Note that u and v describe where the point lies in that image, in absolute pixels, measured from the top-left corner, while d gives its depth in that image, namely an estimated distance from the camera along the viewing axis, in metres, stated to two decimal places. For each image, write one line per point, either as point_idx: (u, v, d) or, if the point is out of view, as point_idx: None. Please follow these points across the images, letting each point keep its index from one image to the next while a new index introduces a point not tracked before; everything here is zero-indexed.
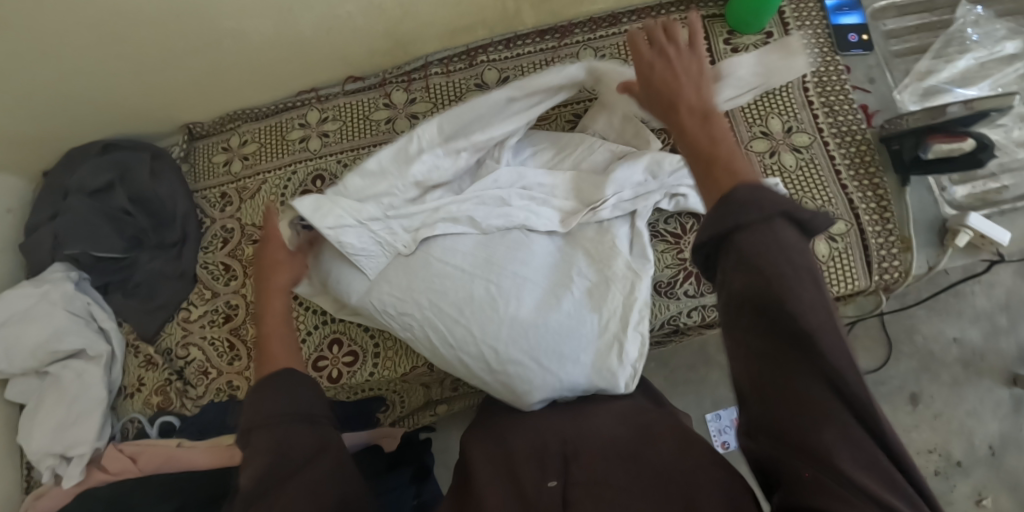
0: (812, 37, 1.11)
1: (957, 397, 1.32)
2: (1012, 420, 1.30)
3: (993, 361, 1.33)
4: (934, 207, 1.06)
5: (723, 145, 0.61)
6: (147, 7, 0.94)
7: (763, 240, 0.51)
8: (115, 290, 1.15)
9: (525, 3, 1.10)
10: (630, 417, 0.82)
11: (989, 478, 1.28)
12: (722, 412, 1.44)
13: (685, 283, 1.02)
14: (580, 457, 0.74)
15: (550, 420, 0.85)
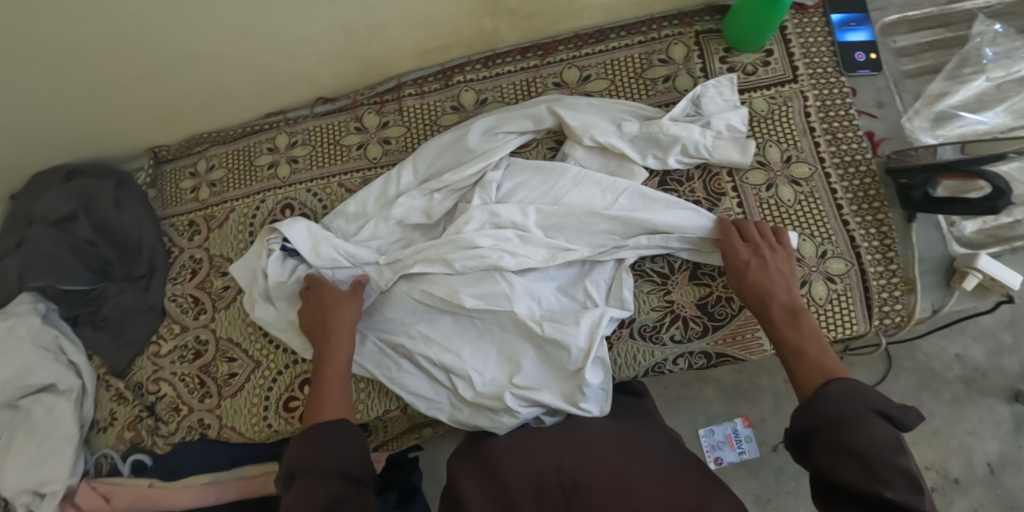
0: (816, 55, 1.03)
1: (957, 415, 1.22)
2: (1012, 439, 1.20)
3: (995, 379, 1.22)
4: (942, 245, 0.99)
5: (813, 343, 0.80)
6: (94, 37, 0.88)
7: (858, 437, 0.67)
8: (84, 325, 1.11)
9: (504, 22, 1.01)
10: (628, 445, 0.83)
11: (985, 498, 1.19)
12: (717, 428, 1.32)
13: (672, 327, 0.96)
14: (579, 488, 0.74)
15: (546, 445, 0.84)
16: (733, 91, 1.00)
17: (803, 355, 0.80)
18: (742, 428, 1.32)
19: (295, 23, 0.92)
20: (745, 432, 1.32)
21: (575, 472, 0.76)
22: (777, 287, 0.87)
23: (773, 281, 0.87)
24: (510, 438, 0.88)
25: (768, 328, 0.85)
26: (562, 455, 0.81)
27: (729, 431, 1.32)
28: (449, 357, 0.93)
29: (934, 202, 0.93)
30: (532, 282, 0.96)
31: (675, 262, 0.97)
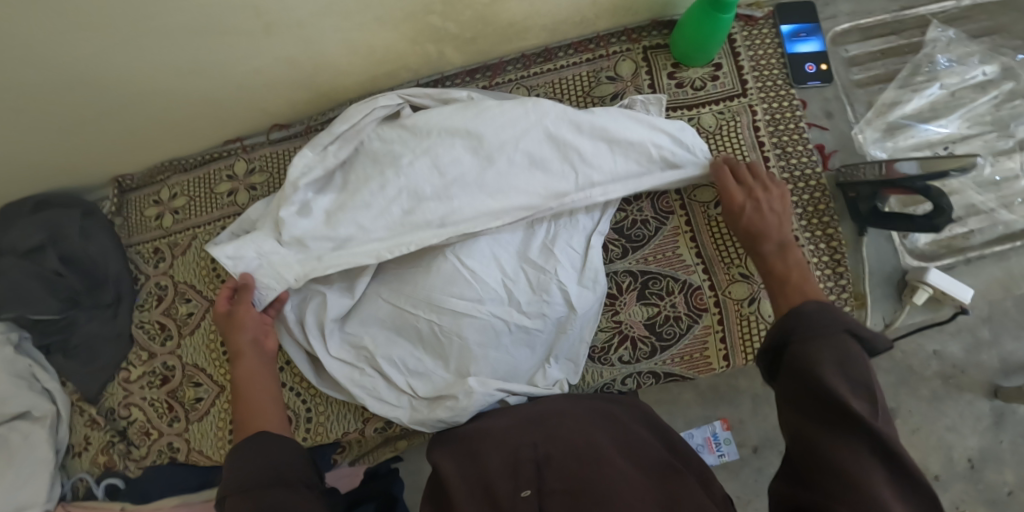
0: (766, 68, 1.02)
1: (936, 412, 1.17)
2: (992, 435, 1.16)
3: (975, 374, 1.18)
4: (894, 258, 0.98)
5: (808, 287, 0.79)
6: (43, 78, 0.90)
7: (831, 339, 0.69)
8: (55, 354, 1.13)
9: (449, 46, 1.01)
10: (601, 418, 0.87)
11: (966, 494, 1.15)
12: (696, 432, 1.30)
13: (620, 348, 0.97)
14: (552, 464, 0.79)
15: (522, 426, 0.86)
16: (661, 109, 0.99)
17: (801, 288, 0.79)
18: (720, 431, 1.30)
19: (239, 58, 0.94)
20: (724, 435, 1.29)
21: (550, 448, 0.81)
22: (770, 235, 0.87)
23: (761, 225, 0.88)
24: (486, 421, 0.89)
25: (758, 261, 0.86)
26: (537, 429, 0.85)
27: (708, 435, 1.30)
28: (413, 361, 0.97)
29: (882, 217, 0.92)
30: (488, 267, 0.95)
31: (623, 282, 0.98)
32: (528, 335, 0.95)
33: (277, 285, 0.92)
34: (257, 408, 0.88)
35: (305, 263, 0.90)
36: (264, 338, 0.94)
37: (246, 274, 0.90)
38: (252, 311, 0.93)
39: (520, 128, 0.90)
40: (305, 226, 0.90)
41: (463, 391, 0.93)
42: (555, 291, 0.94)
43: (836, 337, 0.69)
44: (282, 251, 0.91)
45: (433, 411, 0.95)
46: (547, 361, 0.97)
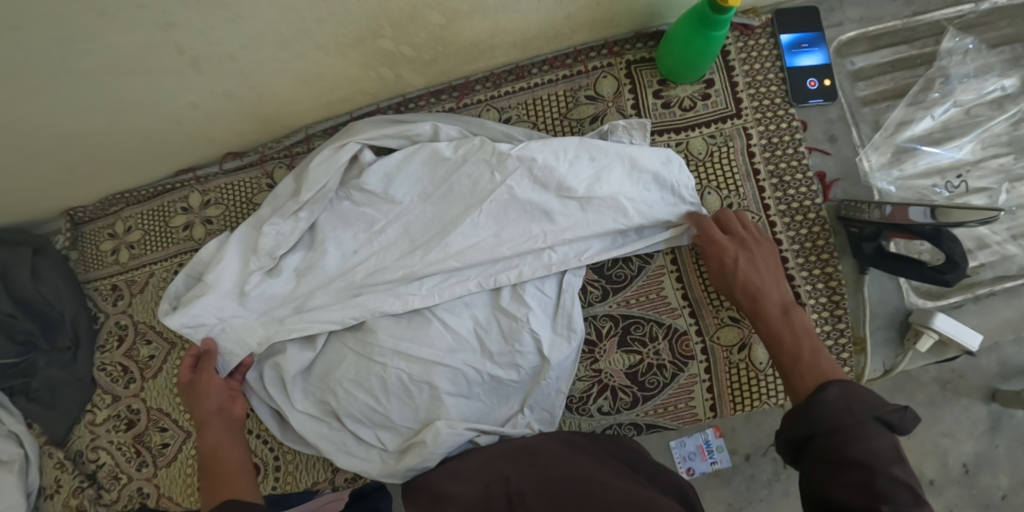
0: (763, 85, 0.92)
1: (934, 418, 1.14)
2: (987, 439, 1.13)
3: (972, 379, 1.14)
4: (896, 297, 0.90)
5: (813, 352, 0.76)
6: None
7: (859, 434, 0.63)
8: (19, 397, 1.07)
9: (406, 68, 0.91)
10: (573, 449, 0.81)
11: (960, 498, 1.13)
12: (688, 439, 1.15)
13: (600, 398, 0.90)
14: (525, 499, 0.72)
15: (497, 463, 0.80)
16: (644, 134, 0.89)
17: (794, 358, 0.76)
18: (713, 438, 1.16)
19: (171, 95, 0.84)
20: (717, 442, 1.16)
21: (522, 482, 0.74)
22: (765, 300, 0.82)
23: (761, 285, 0.83)
24: (454, 463, 0.83)
25: (761, 326, 0.81)
26: (508, 466, 0.79)
27: (700, 442, 1.16)
28: (378, 414, 0.89)
29: (886, 258, 0.85)
30: (456, 315, 0.88)
31: (604, 327, 0.90)
32: (499, 386, 0.88)
33: (240, 351, 0.90)
34: (228, 479, 0.82)
35: (268, 325, 0.90)
36: (229, 408, 0.90)
37: (207, 340, 0.89)
38: (218, 378, 0.90)
39: (484, 189, 0.87)
40: (275, 287, 0.91)
41: (431, 434, 0.86)
42: (527, 339, 0.87)
43: (860, 430, 0.63)
44: (246, 313, 0.91)
45: (401, 462, 0.87)
46: (521, 409, 0.88)
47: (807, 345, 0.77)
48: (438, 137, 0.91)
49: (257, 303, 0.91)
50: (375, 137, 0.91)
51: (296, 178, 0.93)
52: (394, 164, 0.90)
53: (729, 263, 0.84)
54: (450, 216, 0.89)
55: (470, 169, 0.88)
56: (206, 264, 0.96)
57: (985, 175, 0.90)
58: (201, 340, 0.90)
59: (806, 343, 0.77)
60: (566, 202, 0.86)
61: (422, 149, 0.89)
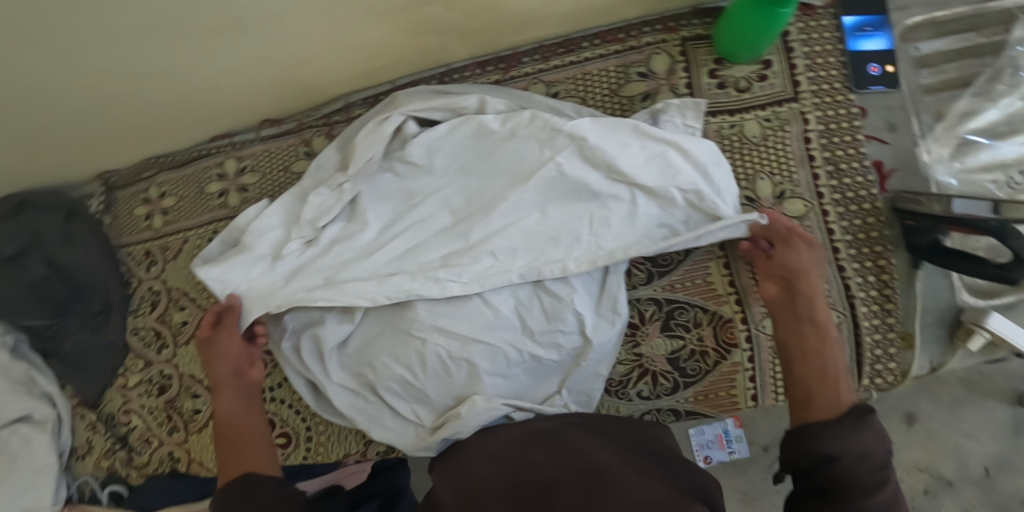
0: (824, 68, 0.89)
1: (956, 418, 1.15)
2: (1010, 442, 1.13)
3: (999, 381, 1.14)
4: (948, 294, 0.88)
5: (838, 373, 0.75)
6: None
7: (876, 465, 0.65)
8: (52, 358, 1.08)
9: (453, 37, 0.88)
10: (602, 439, 0.75)
11: (978, 501, 1.13)
12: (707, 427, 1.15)
13: (640, 382, 0.89)
14: (559, 486, 0.64)
15: (529, 447, 0.73)
16: (698, 116, 0.87)
17: (830, 370, 0.75)
18: (732, 428, 1.15)
19: (204, 58, 0.82)
20: (736, 432, 1.15)
21: (553, 468, 0.67)
22: (816, 305, 0.79)
23: (813, 289, 0.80)
24: (477, 442, 0.78)
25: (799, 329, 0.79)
26: (536, 450, 0.72)
27: (719, 430, 1.15)
28: (414, 390, 0.87)
29: (945, 253, 0.82)
30: (498, 293, 0.86)
31: (647, 310, 0.89)
32: (537, 367, 0.87)
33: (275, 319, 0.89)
34: (241, 444, 0.82)
35: (294, 289, 0.88)
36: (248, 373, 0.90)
37: (233, 297, 0.88)
38: (237, 338, 0.90)
39: (534, 164, 0.85)
40: (313, 257, 0.89)
41: (467, 409, 0.84)
42: (570, 319, 0.85)
43: (877, 462, 0.66)
44: (276, 275, 0.89)
45: (434, 435, 0.85)
46: (559, 390, 0.87)
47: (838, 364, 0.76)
48: (485, 110, 0.89)
49: (287, 268, 0.89)
50: (421, 108, 0.89)
51: (343, 157, 0.94)
52: (438, 138, 0.88)
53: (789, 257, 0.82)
54: (490, 194, 0.87)
55: (515, 144, 0.86)
56: (242, 230, 0.94)
57: None
58: (226, 297, 0.88)
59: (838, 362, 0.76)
60: (618, 186, 0.84)
61: (468, 123, 0.88)
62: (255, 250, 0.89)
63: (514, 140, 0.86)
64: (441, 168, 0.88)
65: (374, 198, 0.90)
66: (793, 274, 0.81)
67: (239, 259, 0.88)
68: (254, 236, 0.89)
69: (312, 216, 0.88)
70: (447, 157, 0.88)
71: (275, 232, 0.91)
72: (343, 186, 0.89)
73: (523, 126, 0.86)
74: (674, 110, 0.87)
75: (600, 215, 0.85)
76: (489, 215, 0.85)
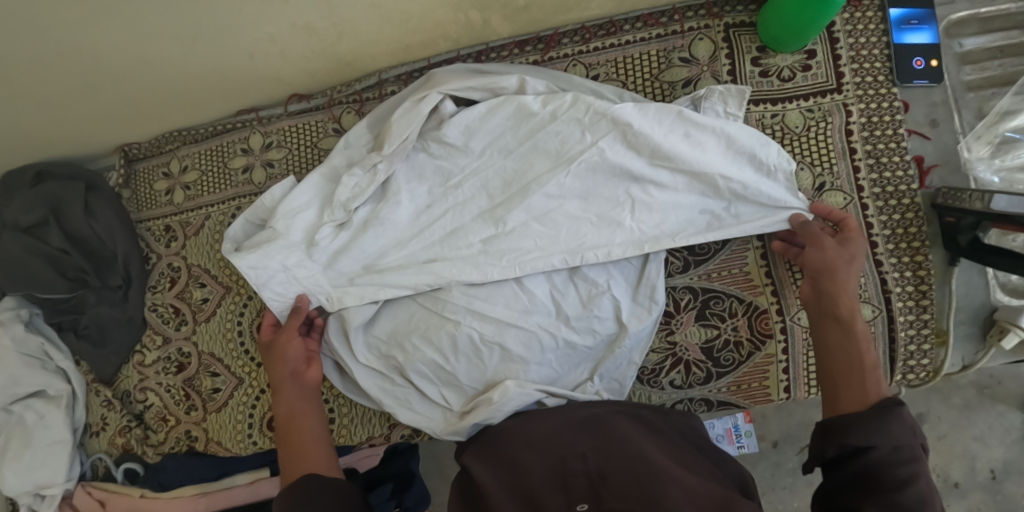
0: (866, 60, 0.89)
1: (967, 421, 1.16)
2: (1019, 447, 1.15)
3: (1011, 386, 1.16)
4: (983, 293, 0.88)
5: (865, 367, 0.72)
6: (29, 32, 0.77)
7: (901, 458, 0.64)
8: (67, 332, 1.05)
9: (496, 13, 0.87)
10: (644, 428, 0.74)
11: (984, 503, 1.15)
12: (717, 422, 1.12)
13: (672, 371, 0.89)
14: (608, 479, 0.64)
15: (569, 433, 0.72)
16: (741, 103, 0.85)
17: (857, 366, 0.73)
18: (742, 423, 1.14)
19: (248, 23, 0.80)
20: (745, 427, 1.14)
21: (600, 458, 0.66)
22: (845, 300, 0.76)
23: (845, 284, 0.76)
24: (509, 421, 0.77)
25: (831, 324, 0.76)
26: (580, 435, 0.71)
27: (729, 425, 1.13)
28: (445, 372, 0.86)
29: (984, 250, 0.82)
30: (533, 278, 0.85)
31: (682, 299, 0.88)
32: (571, 353, 0.86)
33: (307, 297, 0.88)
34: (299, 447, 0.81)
35: (336, 280, 0.88)
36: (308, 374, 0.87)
37: (302, 299, 0.87)
38: (297, 338, 0.87)
39: (574, 148, 0.84)
40: (347, 242, 0.89)
41: (500, 394, 0.83)
42: (606, 305, 0.84)
43: (904, 454, 0.64)
44: (313, 265, 0.88)
45: (464, 419, 0.84)
46: (591, 377, 0.86)
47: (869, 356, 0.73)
48: (524, 91, 0.87)
49: (321, 251, 0.88)
50: (458, 87, 0.87)
51: (373, 136, 0.93)
52: (475, 118, 0.86)
53: (820, 247, 0.78)
54: (529, 177, 0.85)
55: (559, 128, 0.84)
56: (269, 210, 0.93)
57: None
58: (298, 298, 0.88)
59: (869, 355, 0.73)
60: (665, 176, 0.83)
61: (508, 102, 0.85)
62: (289, 235, 0.88)
63: (554, 122, 0.84)
64: (477, 149, 0.87)
65: (408, 177, 0.88)
66: (821, 264, 0.77)
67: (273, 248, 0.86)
68: (291, 217, 0.88)
69: (344, 195, 0.87)
70: (484, 138, 0.86)
71: (305, 211, 0.89)
72: (377, 165, 0.87)
73: (564, 107, 0.84)
74: (717, 96, 0.86)
75: (641, 203, 0.84)
76: (527, 198, 0.84)
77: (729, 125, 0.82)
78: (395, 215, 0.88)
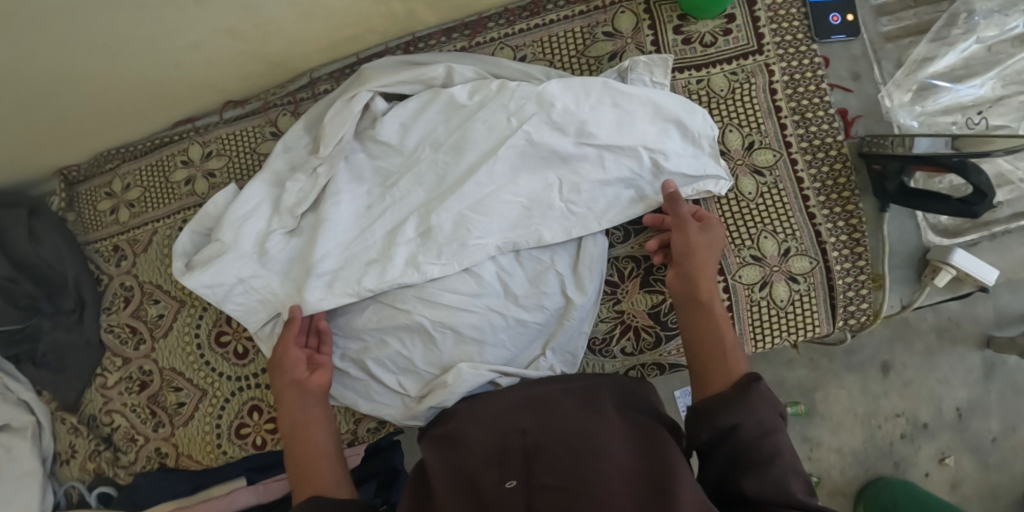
0: (786, 20, 0.91)
1: (930, 364, 1.20)
2: (981, 385, 1.20)
3: (968, 327, 1.20)
4: (915, 235, 0.91)
5: (725, 349, 0.76)
6: None
7: (768, 426, 0.68)
8: (26, 363, 1.04)
9: (417, 4, 0.88)
10: (590, 400, 0.75)
11: (952, 441, 1.20)
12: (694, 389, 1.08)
13: (623, 339, 0.91)
14: (543, 452, 0.64)
15: (517, 414, 0.73)
16: (666, 72, 0.88)
17: (720, 349, 0.76)
18: None
19: (167, 33, 0.80)
20: None
21: (538, 434, 0.67)
22: (708, 289, 0.79)
23: (706, 273, 0.80)
24: (472, 404, 0.80)
25: (701, 310, 0.78)
26: (526, 417, 0.72)
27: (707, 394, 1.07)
28: (401, 360, 0.87)
29: (910, 193, 0.85)
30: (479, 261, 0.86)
31: (626, 268, 0.91)
32: (522, 332, 0.87)
33: (263, 304, 0.89)
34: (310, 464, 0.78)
35: (289, 284, 0.88)
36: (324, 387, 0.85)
37: (295, 310, 0.85)
38: (297, 350, 0.85)
39: (502, 135, 0.85)
40: (296, 247, 0.89)
41: (453, 376, 0.84)
42: (552, 281, 0.86)
43: (769, 426, 0.68)
44: (266, 274, 0.88)
45: (422, 403, 0.85)
46: (544, 352, 0.88)
47: (727, 339, 0.77)
48: (453, 79, 0.89)
49: (269, 259, 0.88)
50: (388, 84, 0.88)
51: (313, 138, 0.94)
52: (410, 115, 0.88)
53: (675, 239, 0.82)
54: (466, 161, 0.86)
55: (486, 115, 0.85)
56: (215, 218, 0.94)
57: (1006, 113, 0.89)
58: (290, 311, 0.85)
59: (728, 339, 0.77)
60: (597, 154, 0.84)
61: (439, 96, 0.87)
62: (238, 245, 0.88)
63: (483, 107, 0.86)
64: (413, 140, 0.88)
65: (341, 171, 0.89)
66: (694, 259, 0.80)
67: (221, 262, 0.87)
68: (237, 228, 0.88)
69: (287, 199, 0.88)
70: (416, 128, 0.88)
71: (249, 218, 0.89)
72: (319, 166, 0.88)
73: (491, 92, 0.86)
74: (642, 66, 0.87)
75: (575, 177, 0.85)
76: (472, 183, 0.84)
77: (654, 96, 0.85)
78: (338, 213, 0.87)
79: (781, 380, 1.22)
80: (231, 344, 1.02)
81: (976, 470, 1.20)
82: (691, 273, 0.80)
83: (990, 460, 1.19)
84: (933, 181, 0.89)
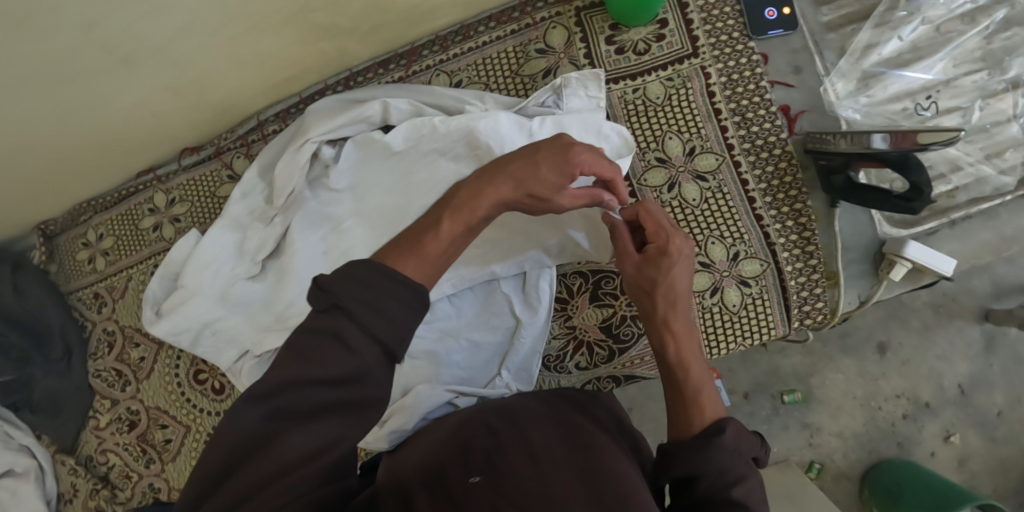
0: (720, 21, 0.89)
1: (927, 341, 1.17)
2: (982, 359, 1.16)
3: (964, 301, 1.16)
4: (870, 229, 0.89)
5: (694, 380, 0.66)
6: None
7: (740, 473, 0.60)
8: (24, 410, 1.10)
9: (349, 42, 0.89)
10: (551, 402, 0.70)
11: (956, 417, 1.16)
12: None
13: (577, 355, 0.92)
14: (506, 454, 0.58)
15: (481, 415, 0.68)
16: (600, 85, 0.87)
17: (687, 384, 0.66)
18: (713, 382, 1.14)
19: (108, 97, 0.83)
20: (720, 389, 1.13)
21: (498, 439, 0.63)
22: (673, 312, 0.69)
23: (670, 299, 0.70)
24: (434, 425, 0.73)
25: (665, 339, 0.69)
26: (487, 419, 0.66)
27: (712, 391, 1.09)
28: None
29: (860, 189, 0.82)
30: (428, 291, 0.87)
31: (574, 284, 0.92)
32: (477, 353, 0.89)
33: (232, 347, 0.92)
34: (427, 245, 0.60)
35: (256, 323, 0.92)
36: (576, 170, 0.65)
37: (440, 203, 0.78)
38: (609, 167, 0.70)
39: (443, 177, 0.87)
40: (256, 291, 0.92)
41: (410, 398, 0.83)
42: (500, 301, 0.89)
43: (741, 474, 0.60)
44: (230, 315, 0.92)
45: (383, 427, 0.83)
46: (499, 371, 0.88)
47: (695, 371, 0.67)
48: (390, 115, 0.89)
49: (230, 301, 0.92)
50: (331, 129, 0.88)
51: (268, 184, 0.94)
52: (356, 160, 0.90)
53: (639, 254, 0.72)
54: (416, 196, 0.88)
55: (426, 159, 0.87)
56: (180, 264, 0.96)
57: (957, 95, 0.88)
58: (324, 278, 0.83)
59: (696, 371, 0.67)
60: None
61: (375, 140, 0.87)
62: (201, 292, 0.91)
63: (420, 139, 0.86)
64: (360, 180, 0.90)
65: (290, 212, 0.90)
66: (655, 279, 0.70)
67: (185, 308, 0.91)
68: (198, 275, 0.91)
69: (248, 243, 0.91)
70: (359, 167, 0.89)
71: (210, 264, 0.92)
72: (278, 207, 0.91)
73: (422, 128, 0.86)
74: (575, 81, 0.86)
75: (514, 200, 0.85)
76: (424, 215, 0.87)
77: (586, 118, 0.85)
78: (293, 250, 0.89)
79: (775, 369, 1.19)
80: (209, 381, 1.06)
81: (983, 445, 1.16)
82: (655, 295, 0.70)
83: (997, 434, 1.16)
84: (877, 176, 0.87)
